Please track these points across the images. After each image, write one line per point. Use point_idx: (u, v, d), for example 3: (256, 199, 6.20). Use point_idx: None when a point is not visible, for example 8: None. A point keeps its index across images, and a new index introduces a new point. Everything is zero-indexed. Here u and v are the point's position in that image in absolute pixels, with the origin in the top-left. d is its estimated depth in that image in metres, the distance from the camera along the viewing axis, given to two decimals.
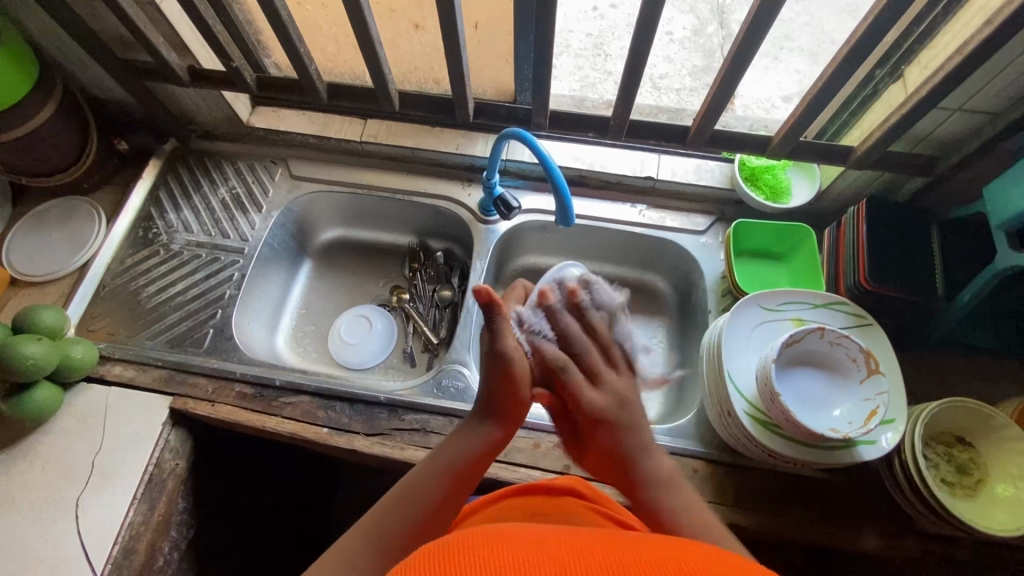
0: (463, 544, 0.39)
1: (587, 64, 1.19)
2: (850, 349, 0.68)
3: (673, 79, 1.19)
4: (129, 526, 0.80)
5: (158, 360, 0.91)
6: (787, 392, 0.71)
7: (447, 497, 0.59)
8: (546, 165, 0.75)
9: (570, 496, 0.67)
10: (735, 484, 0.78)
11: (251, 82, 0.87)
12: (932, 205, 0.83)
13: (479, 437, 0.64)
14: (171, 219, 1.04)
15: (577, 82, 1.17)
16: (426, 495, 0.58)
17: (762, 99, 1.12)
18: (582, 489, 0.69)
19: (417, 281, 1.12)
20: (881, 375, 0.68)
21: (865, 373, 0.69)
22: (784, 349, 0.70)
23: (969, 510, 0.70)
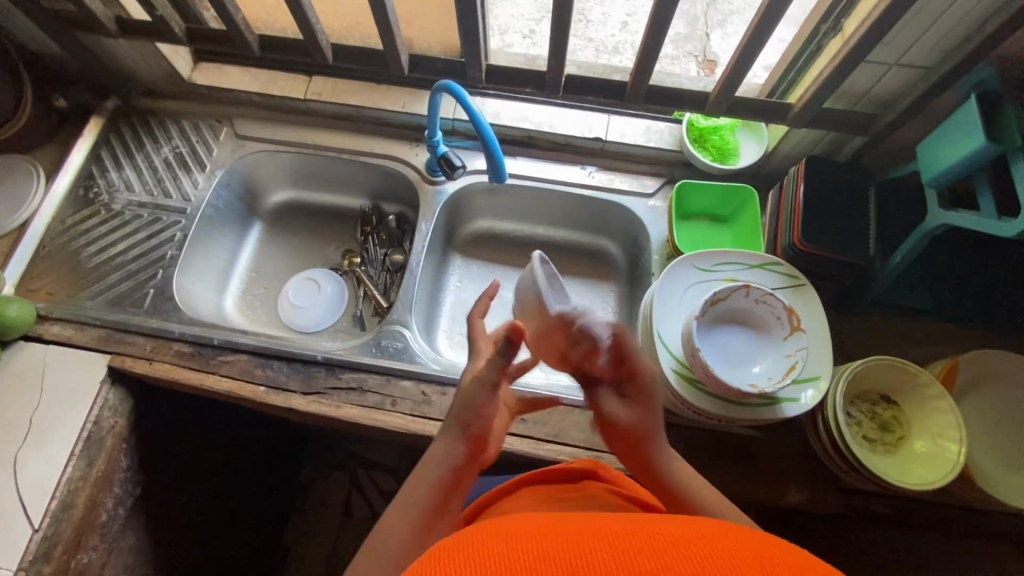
0: (473, 538, 0.40)
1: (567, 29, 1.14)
2: (773, 306, 0.69)
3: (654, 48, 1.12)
4: (66, 482, 0.81)
5: (97, 320, 0.90)
6: (710, 349, 0.71)
7: (422, 538, 0.55)
8: (475, 121, 0.74)
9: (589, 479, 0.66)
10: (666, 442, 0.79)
11: (179, 32, 0.84)
12: (872, 165, 0.82)
13: (445, 466, 0.59)
14: (113, 178, 1.02)
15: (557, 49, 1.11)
16: (403, 539, 0.54)
17: None
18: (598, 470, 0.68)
19: (369, 245, 1.11)
20: (802, 331, 0.69)
21: (788, 330, 0.69)
22: (708, 306, 0.70)
23: (889, 466, 0.72)
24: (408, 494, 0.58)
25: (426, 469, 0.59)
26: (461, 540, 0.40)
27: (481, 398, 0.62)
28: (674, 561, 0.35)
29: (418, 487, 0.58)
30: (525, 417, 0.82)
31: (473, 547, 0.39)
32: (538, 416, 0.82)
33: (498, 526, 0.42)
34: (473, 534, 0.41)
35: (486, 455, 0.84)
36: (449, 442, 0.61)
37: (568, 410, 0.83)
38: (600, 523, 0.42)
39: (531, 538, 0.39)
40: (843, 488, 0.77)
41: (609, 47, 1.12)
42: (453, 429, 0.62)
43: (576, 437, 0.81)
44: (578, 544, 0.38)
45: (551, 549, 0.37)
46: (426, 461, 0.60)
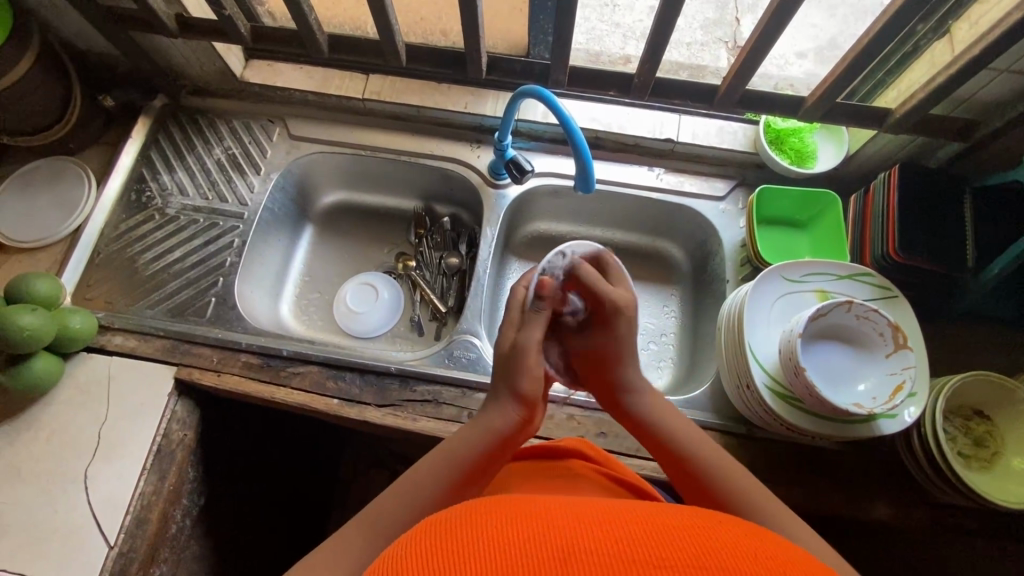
0: (466, 517, 0.39)
1: (594, 14, 1.09)
2: (877, 323, 0.67)
3: (683, 33, 1.09)
4: (140, 497, 0.80)
5: (160, 330, 0.88)
6: (811, 365, 0.69)
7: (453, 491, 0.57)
8: (567, 127, 0.71)
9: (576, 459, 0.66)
10: (753, 456, 0.78)
11: (244, 32, 0.81)
12: (965, 172, 0.80)
13: (496, 429, 0.61)
14: (164, 181, 0.99)
15: (583, 35, 1.07)
16: (427, 483, 0.57)
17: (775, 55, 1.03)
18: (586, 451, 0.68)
19: (423, 249, 1.08)
20: (909, 350, 0.67)
21: (892, 348, 0.67)
22: (810, 322, 0.68)
23: (986, 483, 0.70)
24: (448, 446, 0.60)
25: (475, 428, 0.62)
26: (453, 520, 0.39)
27: (536, 367, 0.63)
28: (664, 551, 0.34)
29: (459, 442, 0.60)
30: (605, 431, 0.81)
31: (462, 527, 0.38)
32: (619, 429, 0.81)
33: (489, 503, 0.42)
34: (464, 512, 0.41)
35: None
36: (505, 406, 0.63)
37: None
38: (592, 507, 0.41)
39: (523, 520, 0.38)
40: (932, 503, 0.76)
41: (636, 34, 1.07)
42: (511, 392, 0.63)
43: None
44: (567, 525, 0.37)
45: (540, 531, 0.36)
46: (479, 422, 0.62)
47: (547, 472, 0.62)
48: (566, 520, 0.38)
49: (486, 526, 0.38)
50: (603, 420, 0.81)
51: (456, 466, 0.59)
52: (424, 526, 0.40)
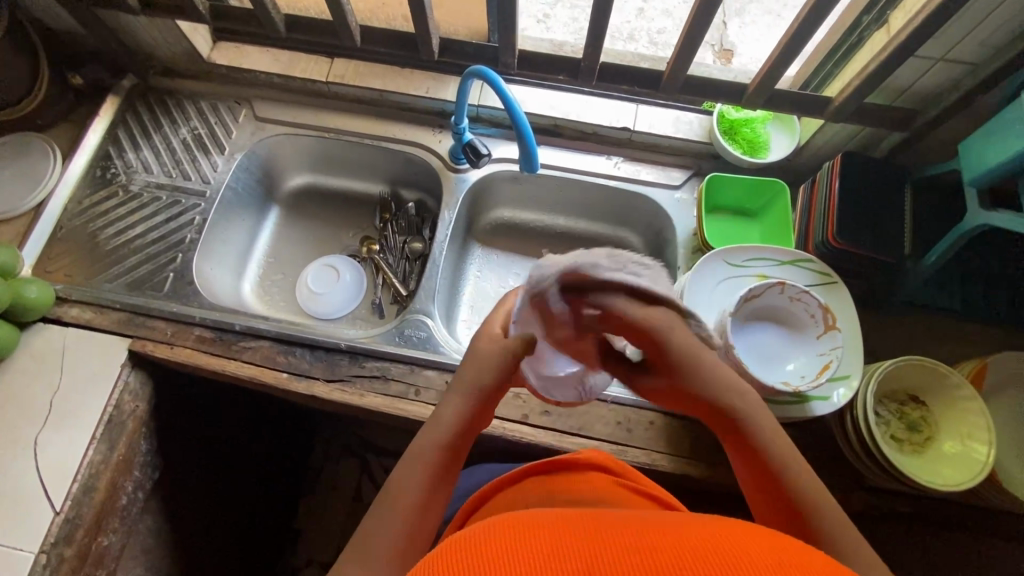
0: (489, 531, 0.39)
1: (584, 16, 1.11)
2: (808, 304, 0.68)
3: (671, 35, 1.10)
4: (88, 465, 0.81)
5: (116, 303, 0.89)
6: (742, 346, 0.71)
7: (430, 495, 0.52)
8: (510, 109, 0.73)
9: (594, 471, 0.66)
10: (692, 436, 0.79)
11: (203, 11, 0.83)
12: (908, 163, 0.81)
13: (457, 420, 0.57)
14: (130, 159, 1.01)
15: (572, 35, 1.07)
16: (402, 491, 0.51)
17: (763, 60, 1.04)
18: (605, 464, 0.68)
19: (388, 233, 1.10)
20: (837, 330, 0.68)
21: (822, 329, 0.69)
22: (742, 303, 0.70)
23: (917, 466, 0.71)
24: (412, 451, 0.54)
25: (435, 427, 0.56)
26: (475, 534, 0.40)
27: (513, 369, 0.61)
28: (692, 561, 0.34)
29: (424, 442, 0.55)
30: (549, 410, 0.82)
31: (496, 541, 0.38)
32: (562, 409, 0.82)
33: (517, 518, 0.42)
34: (488, 531, 0.40)
35: (508, 447, 0.84)
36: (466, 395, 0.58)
37: (593, 403, 0.82)
38: (622, 522, 0.41)
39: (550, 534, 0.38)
40: (869, 486, 0.76)
41: (624, 34, 1.09)
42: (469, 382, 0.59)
43: (600, 430, 0.80)
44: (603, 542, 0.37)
45: (569, 547, 0.36)
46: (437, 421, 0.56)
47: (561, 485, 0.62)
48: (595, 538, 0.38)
49: (512, 538, 0.38)
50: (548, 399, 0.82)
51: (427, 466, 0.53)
52: (453, 542, 0.39)
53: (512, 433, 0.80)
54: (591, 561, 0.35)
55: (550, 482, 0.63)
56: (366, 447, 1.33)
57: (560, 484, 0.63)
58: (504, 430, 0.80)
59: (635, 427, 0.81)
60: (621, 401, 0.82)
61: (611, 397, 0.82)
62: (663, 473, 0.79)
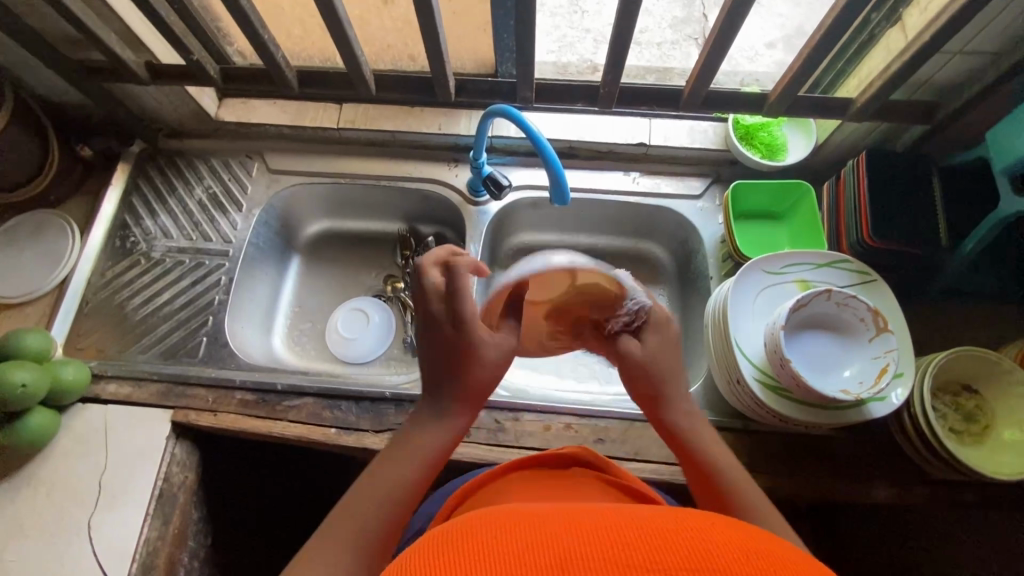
0: (461, 532, 0.37)
1: (563, 23, 1.08)
2: (858, 309, 0.69)
3: (653, 33, 1.10)
4: (145, 543, 0.79)
5: (154, 374, 0.88)
6: (796, 356, 0.71)
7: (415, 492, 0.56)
8: (536, 142, 0.72)
9: (578, 468, 0.64)
10: (747, 449, 0.78)
11: (214, 74, 0.82)
12: (931, 154, 0.82)
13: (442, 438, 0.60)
14: (147, 226, 1.00)
15: (554, 43, 1.05)
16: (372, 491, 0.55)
17: (745, 47, 1.02)
18: (591, 459, 0.67)
19: (411, 269, 1.09)
20: (889, 333, 0.69)
21: (874, 332, 0.69)
22: (792, 313, 0.70)
23: (982, 458, 0.71)
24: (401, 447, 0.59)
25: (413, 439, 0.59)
26: (446, 536, 0.37)
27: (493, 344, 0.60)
28: (661, 554, 0.33)
29: (401, 450, 0.59)
30: (603, 437, 0.81)
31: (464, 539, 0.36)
32: (615, 434, 0.81)
33: (493, 515, 0.40)
34: (456, 528, 0.39)
35: None
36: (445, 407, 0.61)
37: (646, 425, 0.82)
38: (588, 513, 0.40)
39: (524, 532, 0.36)
40: (931, 480, 0.77)
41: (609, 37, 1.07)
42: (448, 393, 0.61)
43: (657, 452, 0.80)
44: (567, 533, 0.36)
45: (544, 547, 0.34)
46: (421, 427, 0.60)
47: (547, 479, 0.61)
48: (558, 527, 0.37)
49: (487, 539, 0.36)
50: (599, 425, 0.82)
51: (401, 488, 0.56)
52: (422, 543, 0.38)
53: None
54: (561, 556, 0.33)
55: (530, 477, 0.62)
56: None
57: (543, 477, 0.62)
58: None
59: None
60: None
61: None
62: None
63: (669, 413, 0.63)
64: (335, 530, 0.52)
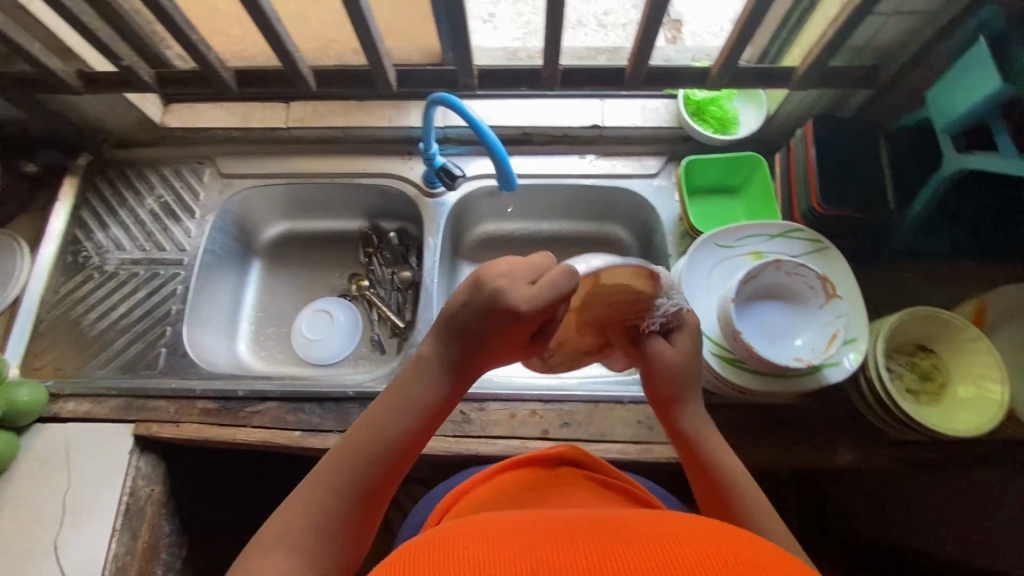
0: (439, 541, 0.38)
1: (527, 8, 1.05)
2: (807, 277, 0.69)
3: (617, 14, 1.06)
4: (113, 559, 0.79)
5: (113, 389, 0.87)
6: (748, 327, 0.72)
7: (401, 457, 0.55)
8: (476, 129, 0.71)
9: (566, 468, 0.63)
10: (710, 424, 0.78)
11: (148, 79, 0.80)
12: (877, 118, 0.82)
13: (435, 405, 0.57)
14: (100, 239, 0.98)
15: (519, 30, 1.03)
16: (368, 438, 0.55)
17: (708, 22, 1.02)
18: (577, 457, 0.65)
19: (374, 266, 1.08)
20: (839, 299, 0.69)
21: (824, 299, 0.70)
22: (743, 285, 0.71)
23: (935, 416, 0.72)
24: (396, 403, 0.56)
25: (410, 396, 0.57)
26: (423, 544, 0.38)
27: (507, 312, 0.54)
28: (634, 561, 0.33)
29: (406, 401, 0.56)
30: (568, 421, 0.81)
31: (441, 547, 0.37)
32: (581, 417, 0.82)
33: (461, 526, 0.40)
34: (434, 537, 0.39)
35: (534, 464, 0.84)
36: (448, 356, 0.57)
37: (610, 407, 0.82)
38: (568, 524, 0.40)
39: (500, 543, 0.37)
40: (895, 441, 0.77)
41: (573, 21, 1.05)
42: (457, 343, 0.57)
43: (622, 432, 0.80)
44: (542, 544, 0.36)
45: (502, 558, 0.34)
46: (421, 385, 0.57)
47: (535, 484, 0.60)
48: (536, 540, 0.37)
49: (445, 550, 0.36)
50: (565, 410, 0.82)
51: (389, 448, 0.55)
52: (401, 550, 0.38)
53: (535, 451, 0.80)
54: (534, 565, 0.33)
55: (514, 481, 0.61)
56: None
57: (526, 480, 0.61)
58: (527, 450, 0.80)
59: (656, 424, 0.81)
60: (636, 399, 0.82)
61: (627, 398, 0.82)
62: None
63: (681, 411, 0.62)
64: (320, 484, 0.53)
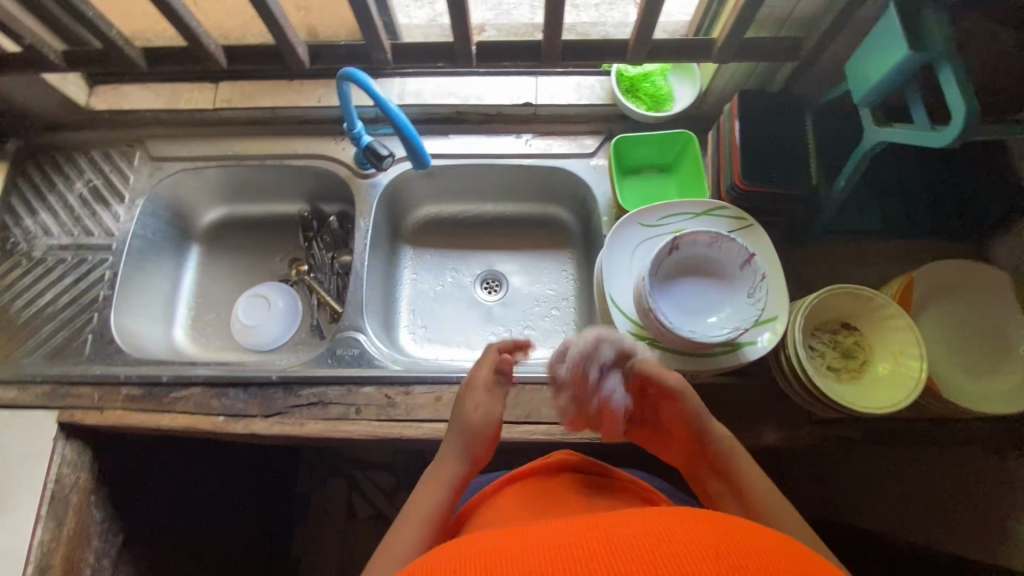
0: (426, 569, 0.38)
1: None
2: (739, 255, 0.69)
3: None
4: (39, 545, 0.78)
5: (38, 376, 0.86)
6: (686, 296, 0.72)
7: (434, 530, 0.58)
8: (382, 107, 0.69)
9: (566, 473, 0.66)
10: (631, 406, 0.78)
11: (55, 58, 0.78)
12: (806, 92, 0.80)
13: (453, 477, 0.63)
14: (28, 225, 0.96)
15: (490, 11, 1.01)
16: (427, 511, 0.59)
17: None
18: (577, 462, 0.68)
19: (314, 251, 1.06)
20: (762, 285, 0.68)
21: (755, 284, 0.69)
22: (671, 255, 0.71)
23: (856, 394, 0.71)
24: (425, 486, 0.62)
25: (432, 480, 0.63)
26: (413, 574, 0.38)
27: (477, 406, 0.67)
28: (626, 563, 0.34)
29: (435, 484, 0.62)
30: None
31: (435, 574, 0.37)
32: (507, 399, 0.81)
33: (462, 547, 0.40)
34: (420, 565, 0.39)
35: None
36: (457, 454, 0.65)
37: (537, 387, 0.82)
38: (554, 529, 0.41)
39: (489, 560, 0.37)
40: (819, 419, 0.77)
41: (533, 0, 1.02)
42: (462, 435, 0.66)
43: (547, 414, 0.80)
44: (529, 555, 0.37)
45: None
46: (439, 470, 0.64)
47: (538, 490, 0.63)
48: (524, 550, 0.38)
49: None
50: None
51: (429, 523, 0.58)
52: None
53: None
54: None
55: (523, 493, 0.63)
56: (350, 464, 1.34)
57: (529, 488, 0.64)
58: None
59: None
60: None
61: None
62: (616, 444, 0.79)
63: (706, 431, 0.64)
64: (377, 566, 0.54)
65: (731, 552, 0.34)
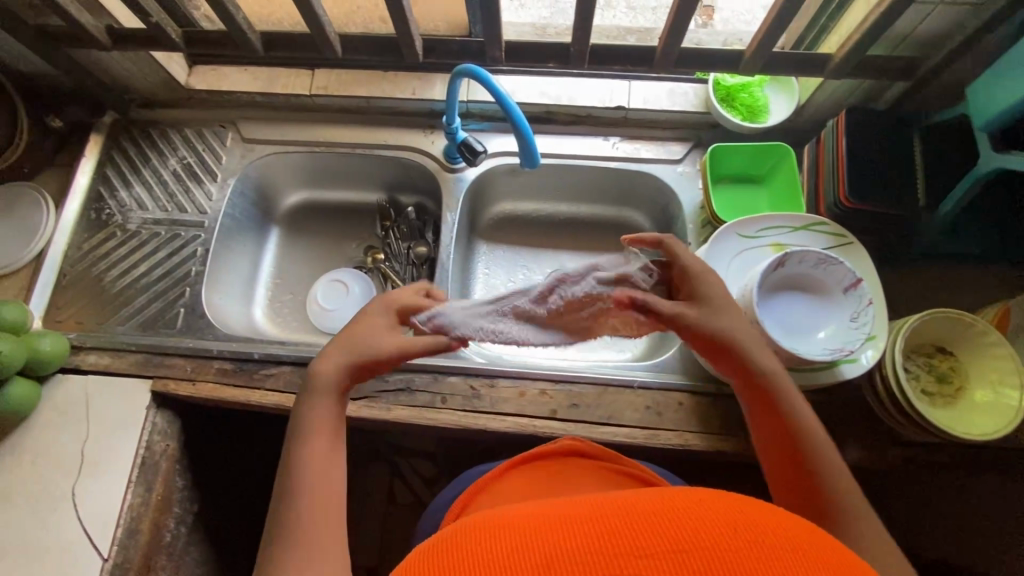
0: (432, 553, 0.35)
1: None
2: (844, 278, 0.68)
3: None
4: (128, 509, 0.80)
5: (132, 345, 0.89)
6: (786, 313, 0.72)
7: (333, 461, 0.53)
8: (503, 104, 0.71)
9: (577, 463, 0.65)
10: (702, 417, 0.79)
11: (177, 39, 0.81)
12: (913, 112, 0.80)
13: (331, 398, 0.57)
14: (122, 197, 0.99)
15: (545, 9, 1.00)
16: (322, 444, 0.54)
17: (742, 11, 0.98)
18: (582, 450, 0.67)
19: (390, 240, 1.07)
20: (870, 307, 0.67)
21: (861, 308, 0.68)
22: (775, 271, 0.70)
23: (952, 418, 0.71)
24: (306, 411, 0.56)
25: (314, 407, 0.56)
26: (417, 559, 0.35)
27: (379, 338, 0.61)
28: (643, 536, 0.32)
29: (315, 411, 0.56)
30: (577, 402, 0.82)
31: (439, 557, 0.34)
32: (590, 400, 0.82)
33: (465, 526, 0.38)
34: (423, 550, 0.36)
35: (540, 442, 0.85)
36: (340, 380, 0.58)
37: (620, 389, 0.82)
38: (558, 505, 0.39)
39: (494, 535, 0.35)
40: (907, 441, 0.77)
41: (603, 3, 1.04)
42: (348, 353, 0.59)
43: (630, 416, 0.81)
44: (535, 531, 0.35)
45: (525, 537, 0.34)
46: (319, 394, 0.57)
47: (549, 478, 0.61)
48: (529, 524, 0.35)
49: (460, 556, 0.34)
50: (574, 391, 0.82)
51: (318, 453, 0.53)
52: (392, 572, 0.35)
53: (544, 430, 0.80)
54: (545, 554, 0.32)
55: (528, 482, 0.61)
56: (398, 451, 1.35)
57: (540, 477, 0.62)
58: (535, 428, 0.80)
59: (665, 410, 0.81)
60: (647, 384, 0.82)
61: (637, 382, 0.82)
62: (698, 451, 0.79)
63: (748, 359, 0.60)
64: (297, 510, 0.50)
65: (753, 531, 0.33)
